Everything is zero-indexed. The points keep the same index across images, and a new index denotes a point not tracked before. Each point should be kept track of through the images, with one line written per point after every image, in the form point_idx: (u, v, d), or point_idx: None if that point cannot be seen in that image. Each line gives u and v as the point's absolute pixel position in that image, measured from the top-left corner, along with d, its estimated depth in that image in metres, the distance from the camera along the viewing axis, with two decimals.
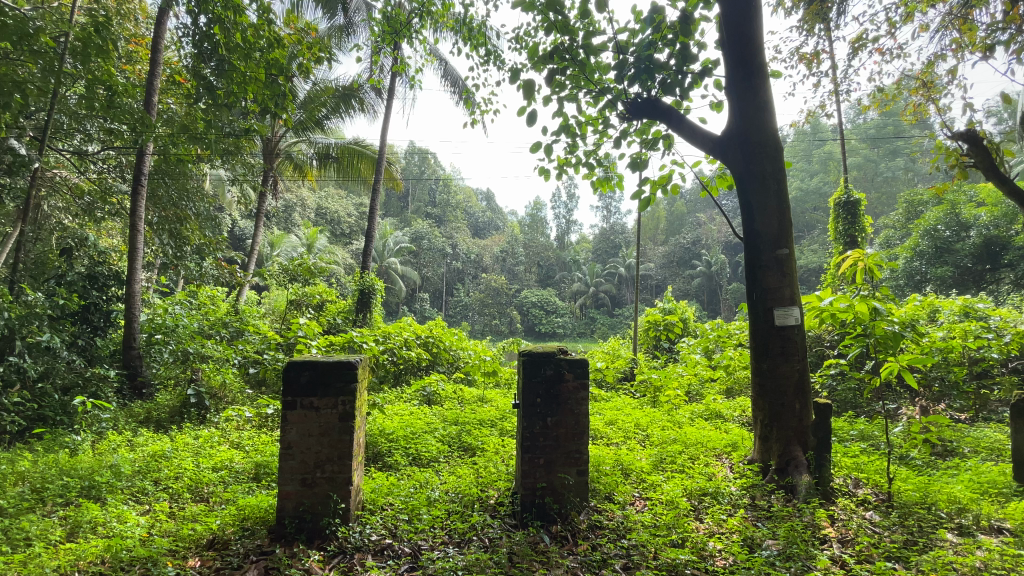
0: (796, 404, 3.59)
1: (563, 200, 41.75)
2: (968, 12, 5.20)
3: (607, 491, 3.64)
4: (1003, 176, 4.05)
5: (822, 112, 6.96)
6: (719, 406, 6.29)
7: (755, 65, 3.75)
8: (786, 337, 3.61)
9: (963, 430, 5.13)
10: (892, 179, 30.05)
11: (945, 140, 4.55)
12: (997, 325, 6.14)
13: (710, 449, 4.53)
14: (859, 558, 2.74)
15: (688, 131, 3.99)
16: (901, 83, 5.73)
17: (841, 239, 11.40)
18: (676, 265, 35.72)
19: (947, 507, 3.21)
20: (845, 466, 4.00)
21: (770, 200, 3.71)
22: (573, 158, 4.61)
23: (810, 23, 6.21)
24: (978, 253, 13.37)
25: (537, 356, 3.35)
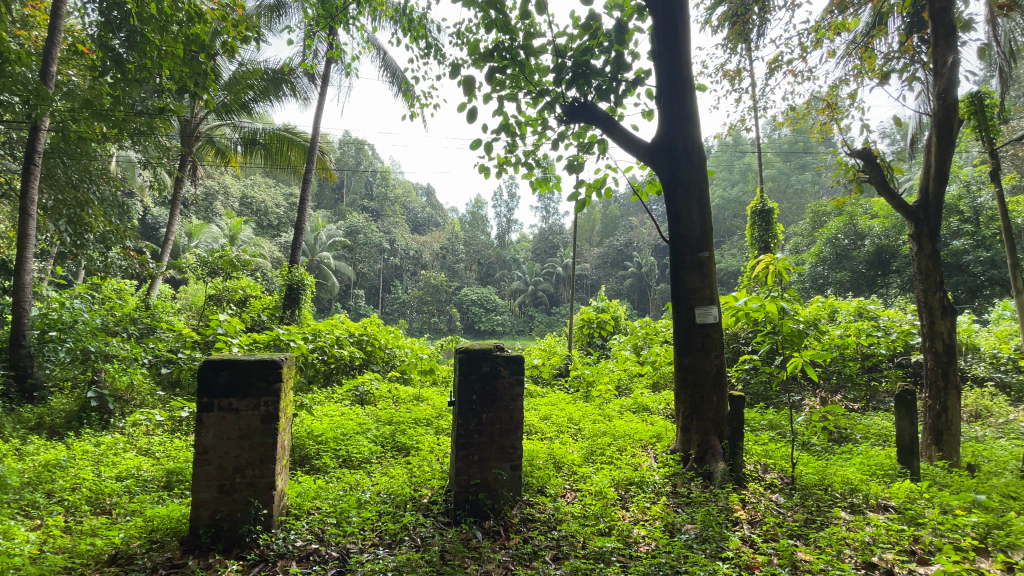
0: (713, 397, 3.83)
1: (504, 199, 42.04)
2: (867, 43, 5.80)
3: (540, 484, 3.72)
4: (891, 192, 4.67)
5: (743, 126, 7.50)
6: (646, 400, 6.60)
7: (683, 78, 3.96)
8: (706, 334, 3.86)
9: (856, 418, 5.73)
10: (802, 191, 32.95)
11: (845, 156, 5.08)
12: (885, 325, 6.94)
13: (637, 440, 4.75)
14: (766, 536, 3.00)
15: (622, 136, 4.15)
16: (810, 104, 6.29)
17: (756, 245, 12.34)
18: (611, 266, 37.05)
19: (842, 488, 3.57)
20: (756, 453, 4.34)
21: (693, 206, 3.94)
22: (513, 157, 4.66)
23: (734, 42, 6.67)
24: (871, 260, 14.95)
25: (475, 353, 3.34)
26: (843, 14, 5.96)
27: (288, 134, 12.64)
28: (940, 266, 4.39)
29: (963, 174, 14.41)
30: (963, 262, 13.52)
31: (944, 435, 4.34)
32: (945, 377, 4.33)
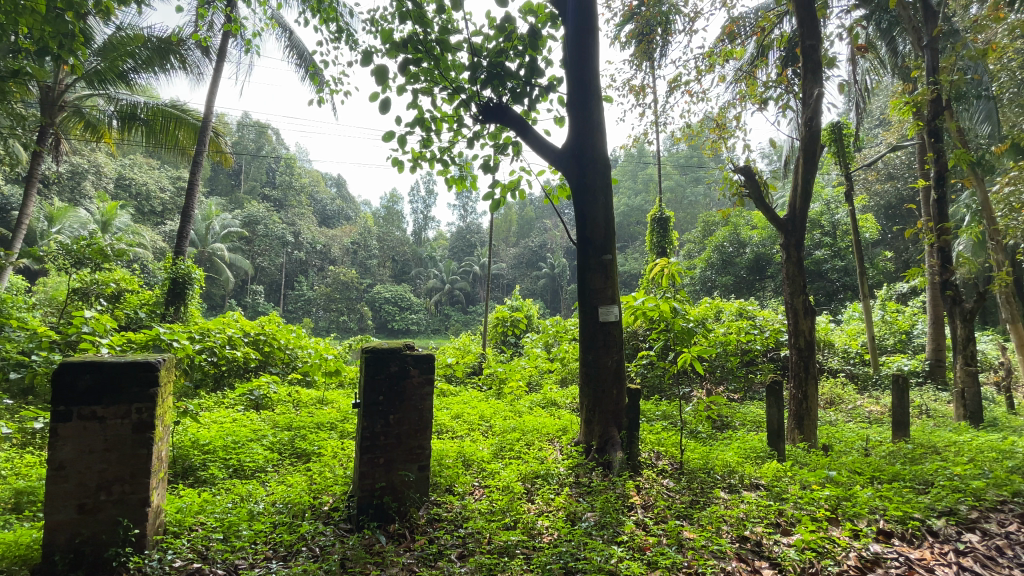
0: (613, 390, 4.07)
1: (421, 196, 41.29)
2: (751, 72, 6.50)
3: (448, 483, 3.70)
4: (766, 206, 5.27)
5: (646, 139, 8.03)
6: (554, 395, 6.85)
7: (591, 88, 4.16)
8: (607, 332, 4.08)
9: (735, 407, 6.41)
10: (695, 202, 36.10)
11: (731, 173, 5.65)
12: (761, 323, 7.82)
13: (545, 435, 4.91)
14: (656, 519, 3.24)
15: (535, 140, 4.26)
16: (704, 123, 6.89)
17: (654, 249, 13.29)
18: (525, 266, 37.89)
19: (721, 470, 3.98)
20: (650, 442, 4.68)
21: (598, 210, 4.15)
22: (427, 152, 4.59)
23: (639, 59, 7.13)
24: (751, 266, 16.79)
25: (383, 352, 3.23)
26: (732, 43, 6.62)
27: (176, 111, 11.32)
28: (803, 273, 5.04)
29: (825, 194, 16.65)
30: (823, 270, 15.64)
31: (804, 420, 4.98)
32: (806, 370, 4.97)
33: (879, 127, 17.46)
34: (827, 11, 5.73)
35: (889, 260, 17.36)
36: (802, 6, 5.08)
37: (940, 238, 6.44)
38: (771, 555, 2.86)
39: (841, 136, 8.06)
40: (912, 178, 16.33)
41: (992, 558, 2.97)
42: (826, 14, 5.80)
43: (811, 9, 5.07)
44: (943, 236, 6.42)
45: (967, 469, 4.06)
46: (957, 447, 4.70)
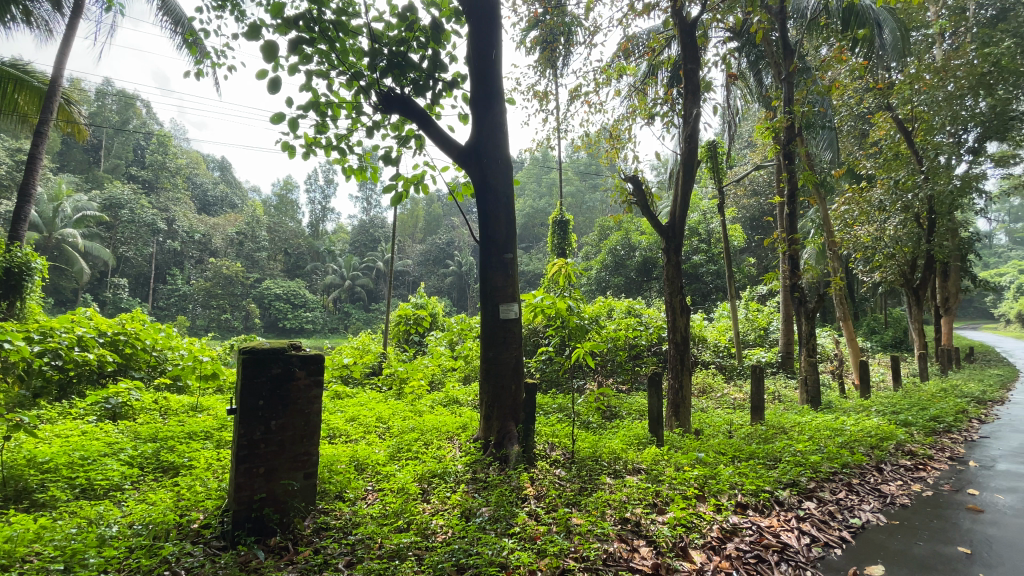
0: (511, 386, 4.17)
1: (319, 185, 39.13)
2: (642, 89, 7.04)
3: (338, 490, 3.54)
4: (653, 214, 5.73)
5: (548, 144, 8.31)
6: (456, 393, 6.86)
7: (494, 87, 4.22)
8: (507, 329, 4.16)
9: (623, 398, 6.92)
10: (593, 208, 38.29)
11: (623, 182, 6.06)
12: (647, 321, 8.63)
13: (444, 433, 4.89)
14: (548, 508, 3.38)
15: (438, 135, 4.21)
16: (601, 133, 7.32)
17: (555, 251, 13.86)
18: (432, 263, 37.02)
19: (608, 457, 4.27)
20: (545, 434, 4.86)
21: (500, 209, 4.22)
22: (323, 139, 4.33)
23: (543, 66, 7.36)
24: (640, 268, 18.24)
25: (264, 354, 2.99)
26: (626, 60, 7.09)
27: (15, 71, 9.51)
28: (680, 275, 5.55)
29: (703, 205, 18.57)
30: (700, 273, 17.44)
31: (680, 408, 5.50)
32: (682, 361, 5.49)
33: (746, 148, 19.86)
34: (706, 41, 6.37)
35: (752, 265, 19.86)
36: (684, 32, 5.60)
37: (791, 247, 7.46)
38: (648, 533, 3.12)
39: (716, 154, 9.02)
40: (772, 195, 18.81)
41: (824, 521, 3.52)
42: (706, 42, 6.45)
43: (692, 37, 5.61)
44: (792, 246, 7.46)
45: (806, 445, 4.76)
46: (799, 427, 5.50)
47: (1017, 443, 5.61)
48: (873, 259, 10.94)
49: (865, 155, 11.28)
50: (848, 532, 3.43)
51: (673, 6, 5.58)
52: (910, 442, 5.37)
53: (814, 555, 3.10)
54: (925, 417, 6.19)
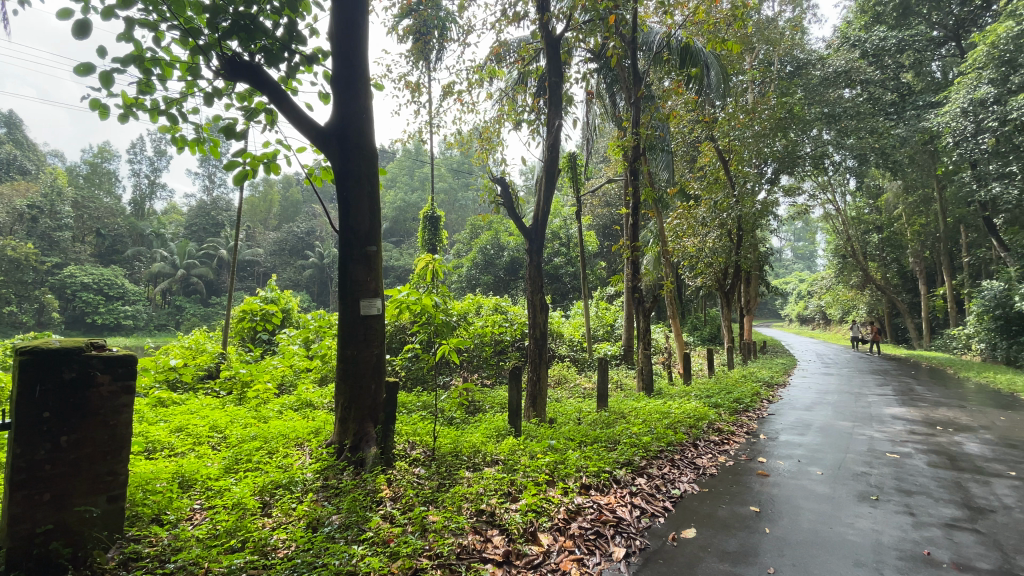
0: (371, 385, 4.00)
1: (145, 155, 33.52)
2: (512, 95, 7.29)
3: (155, 513, 3.04)
4: (518, 215, 5.97)
5: (420, 137, 8.16)
6: (309, 396, 6.37)
7: (358, 69, 4.00)
8: (368, 325, 3.97)
9: (486, 392, 7.12)
10: (465, 206, 38.76)
11: (491, 180, 6.22)
12: (510, 317, 8.96)
13: (292, 440, 4.51)
14: (404, 508, 3.31)
15: (293, 113, 3.85)
16: (472, 132, 7.39)
17: (425, 246, 13.65)
18: (287, 254, 34.12)
19: (468, 451, 4.34)
20: (405, 433, 4.76)
21: (363, 200, 4.00)
22: (148, 101, 3.68)
23: (416, 57, 7.22)
24: (507, 267, 19.04)
25: (50, 355, 2.45)
26: (498, 64, 7.26)
27: None
28: (541, 275, 5.86)
29: (564, 211, 19.96)
30: (560, 273, 18.74)
31: (537, 399, 5.83)
32: (541, 356, 5.81)
33: (602, 162, 21.86)
34: (570, 58, 6.83)
35: (604, 268, 21.94)
36: (550, 46, 5.95)
37: (634, 254, 8.39)
38: (501, 522, 3.24)
39: (574, 165, 9.80)
40: (622, 206, 20.99)
41: (652, 494, 4.02)
42: (570, 60, 6.92)
43: (556, 51, 5.99)
44: (635, 252, 8.41)
45: (640, 428, 5.40)
46: (636, 412, 6.20)
47: (792, 417, 7.04)
48: (697, 267, 12.84)
49: (694, 178, 13.17)
50: (670, 502, 3.96)
51: (541, 19, 5.88)
52: (719, 421, 6.40)
53: (643, 525, 3.51)
54: (730, 399, 7.45)
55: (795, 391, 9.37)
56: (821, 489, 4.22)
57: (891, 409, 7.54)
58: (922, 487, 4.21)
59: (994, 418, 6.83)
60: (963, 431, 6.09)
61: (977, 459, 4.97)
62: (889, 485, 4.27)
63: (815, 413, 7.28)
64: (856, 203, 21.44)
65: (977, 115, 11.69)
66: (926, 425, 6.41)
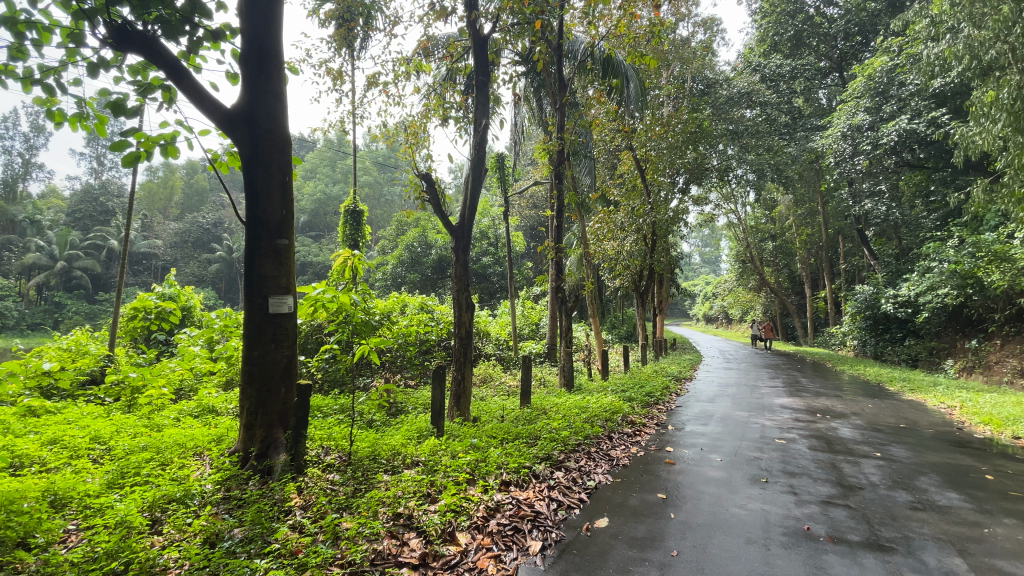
0: (281, 388, 3.77)
1: (16, 130, 29.13)
2: (440, 91, 7.19)
3: (20, 537, 2.65)
4: (443, 212, 5.89)
5: (342, 127, 7.80)
6: (212, 401, 5.88)
7: (270, 51, 3.74)
8: (278, 325, 3.73)
9: (410, 393, 6.97)
10: (390, 202, 37.77)
11: (415, 176, 6.09)
12: (436, 317, 8.86)
13: (190, 449, 4.14)
14: (315, 516, 3.15)
15: (195, 93, 3.52)
16: (398, 125, 7.19)
17: (346, 242, 13.06)
18: (191, 247, 31.31)
19: (387, 454, 4.22)
20: (319, 438, 4.53)
21: (273, 190, 3.74)
22: (15, 66, 3.18)
23: (338, 44, 6.89)
24: (434, 266, 18.82)
25: None
26: (425, 59, 7.13)
27: None
28: (467, 273, 5.83)
29: (492, 211, 20.10)
30: (488, 273, 18.83)
31: (461, 398, 5.79)
32: (466, 355, 5.78)
33: (529, 164, 22.26)
34: (498, 59, 6.86)
35: (530, 269, 22.34)
36: (478, 45, 5.94)
37: (558, 255, 8.62)
38: (419, 524, 3.18)
39: (502, 166, 9.88)
40: (548, 208, 21.52)
41: (568, 487, 4.16)
42: (499, 61, 6.96)
43: (484, 51, 5.98)
44: (559, 253, 8.65)
45: (560, 423, 5.56)
46: (557, 408, 6.38)
47: (697, 409, 7.60)
48: (616, 269, 13.47)
49: (614, 184, 13.82)
50: (586, 493, 4.11)
51: (469, 17, 5.84)
52: (633, 414, 6.76)
53: (559, 517, 3.62)
54: (643, 393, 7.89)
55: (701, 384, 10.14)
56: (720, 474, 4.59)
57: (780, 399, 8.39)
58: (804, 469, 4.73)
59: (862, 406, 7.82)
60: (837, 418, 6.91)
61: (849, 442, 5.66)
62: (777, 468, 4.75)
63: (717, 405, 7.90)
64: (755, 213, 23.61)
65: (855, 139, 13.30)
66: (809, 413, 7.20)
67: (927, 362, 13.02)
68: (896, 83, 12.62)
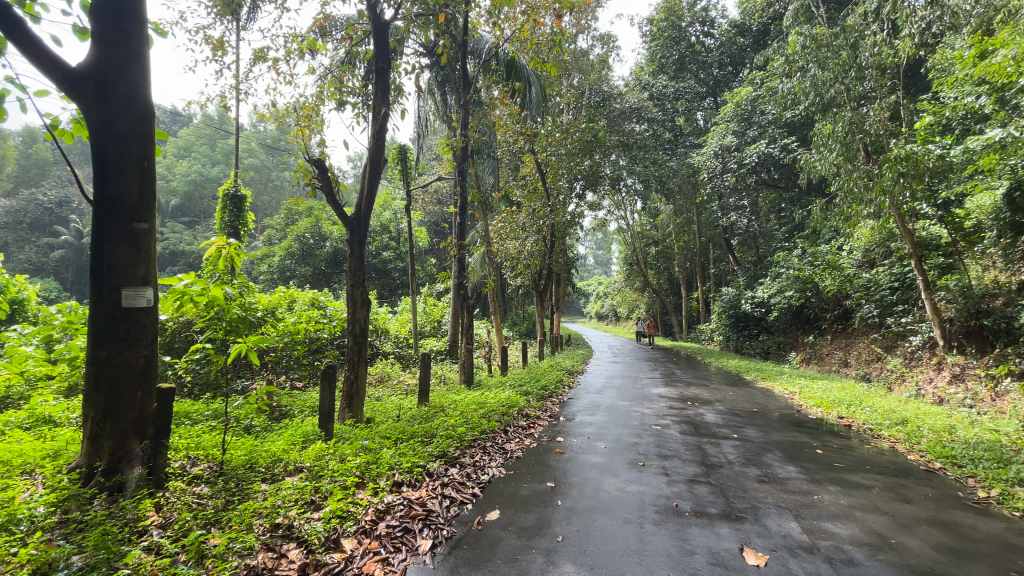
0: (137, 393, 3.32)
1: None
2: (338, 74, 6.79)
3: None
4: (336, 202, 5.57)
5: (224, 103, 7.04)
6: (47, 411, 4.99)
7: (131, 8, 3.27)
8: (133, 321, 3.27)
9: (297, 395, 6.55)
10: (280, 188, 35.05)
11: (305, 162, 5.69)
12: (330, 313, 8.39)
13: (16, 468, 3.47)
14: (177, 535, 2.82)
15: (27, 45, 2.96)
16: (290, 107, 6.67)
17: (225, 229, 11.81)
18: (24, 228, 26.27)
19: (266, 462, 3.91)
20: (184, 448, 4.06)
21: (131, 166, 3.26)
22: None
23: (221, 9, 6.21)
24: (329, 259, 17.79)
25: None
26: (322, 38, 6.68)
27: None
28: (363, 267, 5.57)
29: (393, 204, 19.55)
30: (388, 268, 18.25)
31: (353, 399, 5.55)
32: (359, 354, 5.53)
33: (433, 159, 21.96)
34: (401, 48, 6.66)
35: (432, 265, 22.04)
36: (378, 31, 5.71)
37: (460, 252, 8.62)
38: (299, 533, 2.99)
39: (404, 159, 9.61)
40: (451, 204, 21.45)
41: (462, 483, 4.17)
42: (402, 50, 6.75)
43: (385, 38, 5.77)
44: (462, 250, 8.65)
45: (456, 420, 5.58)
46: (454, 405, 6.38)
47: (587, 401, 8.06)
48: (517, 267, 13.79)
49: (517, 185, 14.14)
50: (479, 488, 4.16)
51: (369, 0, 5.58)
52: (528, 408, 6.99)
53: (451, 514, 3.62)
54: (539, 387, 8.19)
55: (592, 377, 10.76)
56: (603, 460, 4.93)
57: (658, 390, 9.20)
58: (675, 451, 5.24)
59: (724, 393, 8.87)
60: (704, 404, 7.76)
61: (712, 425, 6.39)
62: (653, 452, 5.21)
63: (604, 397, 8.44)
64: (643, 219, 25.58)
65: (725, 158, 15.06)
66: (681, 401, 7.99)
67: (776, 355, 15.10)
68: (758, 111, 14.41)
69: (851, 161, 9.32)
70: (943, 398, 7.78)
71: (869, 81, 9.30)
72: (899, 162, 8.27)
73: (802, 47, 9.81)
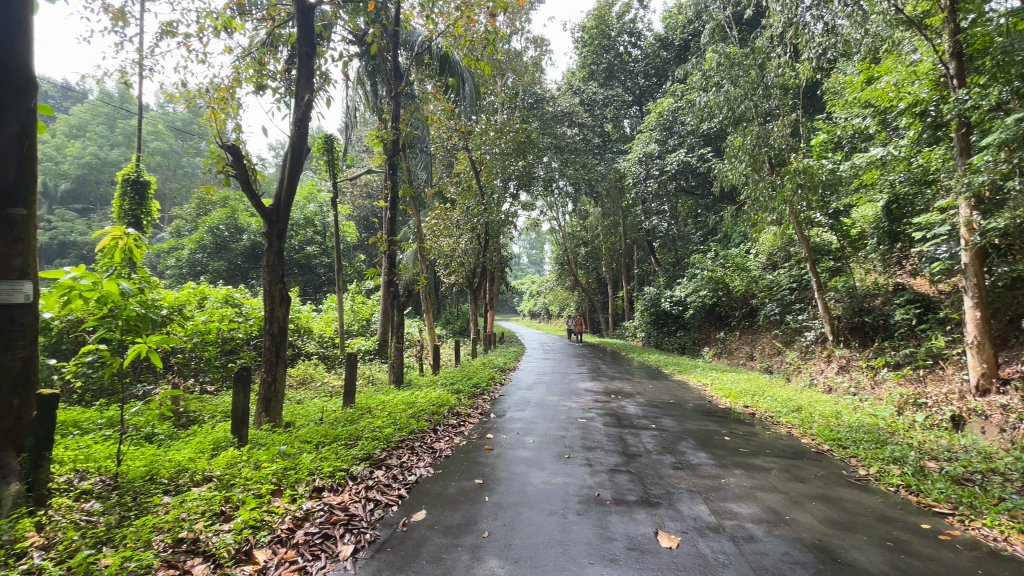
0: (14, 400, 2.91)
1: None
2: (258, 56, 6.37)
3: None
4: (254, 192, 5.23)
5: (123, 79, 6.36)
6: None
7: None
8: (7, 318, 2.87)
9: (207, 399, 6.09)
10: (191, 175, 32.32)
11: (218, 147, 5.28)
12: (246, 311, 7.88)
13: None
14: (61, 556, 2.53)
15: None
16: (202, 87, 6.15)
17: (124, 218, 10.70)
18: None
19: (169, 473, 3.62)
20: (70, 461, 3.65)
21: (5, 142, 2.85)
22: None
23: None
24: (246, 254, 16.68)
25: None
26: (240, 16, 6.23)
27: None
28: (282, 262, 5.27)
29: (319, 197, 18.70)
30: (312, 264, 17.44)
31: (271, 402, 5.26)
32: (278, 354, 5.24)
33: (363, 152, 21.24)
34: (328, 33, 6.37)
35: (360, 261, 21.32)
36: (302, 13, 5.43)
37: (391, 248, 8.42)
38: (206, 547, 2.80)
39: (330, 150, 9.20)
40: (381, 199, 20.88)
41: (387, 485, 4.09)
42: (328, 35, 6.46)
43: (310, 21, 5.50)
44: (392, 247, 8.45)
45: (383, 421, 5.45)
46: (382, 405, 6.23)
47: (517, 397, 8.18)
48: (450, 265, 13.70)
49: (450, 182, 14.04)
50: (405, 489, 4.09)
51: None
52: (459, 406, 6.98)
53: (375, 517, 3.54)
54: (469, 385, 8.19)
55: (522, 374, 10.92)
56: (530, 454, 5.03)
57: (585, 385, 9.54)
58: (598, 443, 5.47)
59: (645, 386, 9.38)
60: (626, 398, 8.15)
61: (633, 417, 6.73)
62: (578, 444, 5.41)
63: (534, 392, 8.61)
64: (574, 220, 26.35)
65: (648, 164, 15.94)
66: (606, 395, 8.35)
67: (692, 350, 16.17)
68: (678, 121, 15.32)
69: (758, 172, 10.19)
70: (831, 386, 8.72)
71: (773, 99, 10.19)
72: (798, 174, 9.16)
73: (717, 63, 10.56)
